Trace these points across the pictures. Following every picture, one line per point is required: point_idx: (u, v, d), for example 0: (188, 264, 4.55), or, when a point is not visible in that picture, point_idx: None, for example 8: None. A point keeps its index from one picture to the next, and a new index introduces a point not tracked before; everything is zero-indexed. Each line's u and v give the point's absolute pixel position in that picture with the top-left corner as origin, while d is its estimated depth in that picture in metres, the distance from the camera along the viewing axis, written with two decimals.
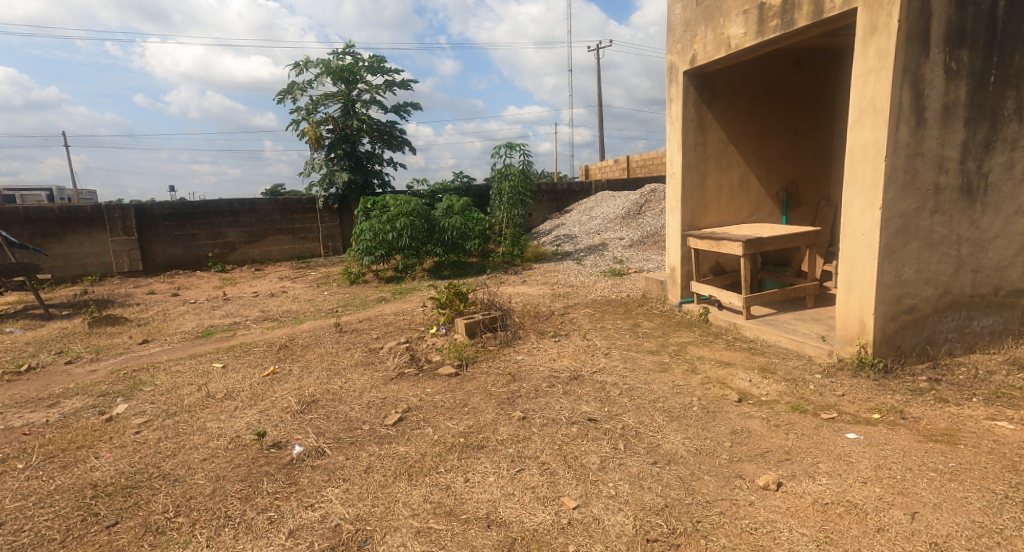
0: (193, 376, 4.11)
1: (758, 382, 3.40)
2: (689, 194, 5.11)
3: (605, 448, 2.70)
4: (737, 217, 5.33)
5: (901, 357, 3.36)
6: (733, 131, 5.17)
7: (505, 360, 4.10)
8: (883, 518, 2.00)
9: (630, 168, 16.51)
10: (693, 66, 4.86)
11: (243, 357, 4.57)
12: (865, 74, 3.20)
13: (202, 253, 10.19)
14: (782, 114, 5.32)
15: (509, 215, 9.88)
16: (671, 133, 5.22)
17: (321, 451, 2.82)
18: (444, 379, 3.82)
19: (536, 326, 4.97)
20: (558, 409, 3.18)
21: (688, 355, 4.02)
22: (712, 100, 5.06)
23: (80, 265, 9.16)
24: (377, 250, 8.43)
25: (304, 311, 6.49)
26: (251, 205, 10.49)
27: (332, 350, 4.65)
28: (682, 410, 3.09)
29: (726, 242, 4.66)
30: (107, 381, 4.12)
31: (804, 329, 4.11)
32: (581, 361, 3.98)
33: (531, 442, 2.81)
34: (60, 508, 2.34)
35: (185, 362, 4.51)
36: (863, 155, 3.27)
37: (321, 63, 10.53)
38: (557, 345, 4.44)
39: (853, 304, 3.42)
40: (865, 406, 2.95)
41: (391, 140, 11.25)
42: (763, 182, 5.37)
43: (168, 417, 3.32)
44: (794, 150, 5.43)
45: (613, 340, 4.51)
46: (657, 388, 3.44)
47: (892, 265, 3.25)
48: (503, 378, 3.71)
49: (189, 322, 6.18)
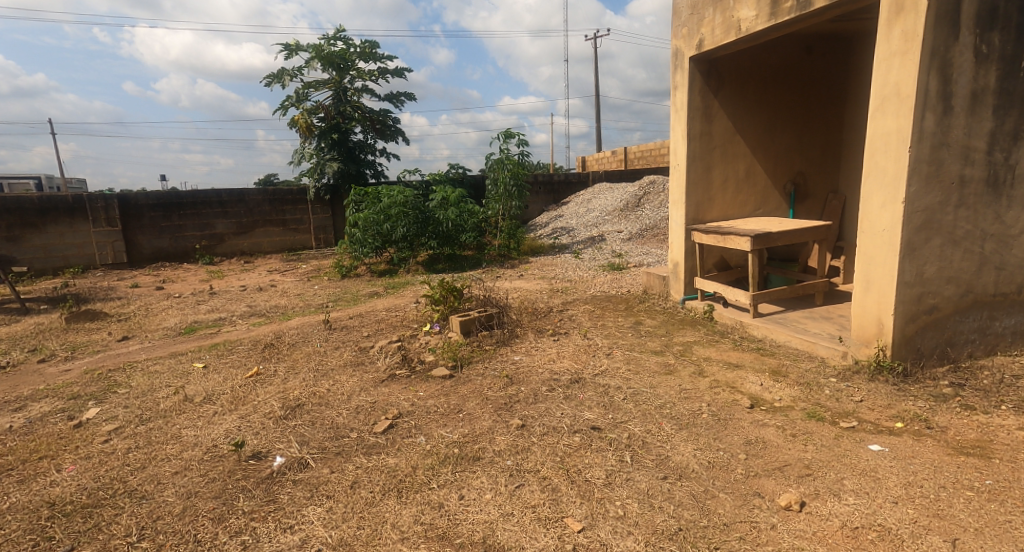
0: (171, 377, 3.89)
1: (770, 387, 3.21)
2: (694, 186, 4.93)
3: (611, 461, 2.51)
4: (743, 211, 5.15)
5: (921, 359, 3.17)
6: (739, 121, 4.98)
7: (503, 362, 3.88)
8: (921, 546, 1.82)
9: (629, 159, 16.31)
10: (700, 51, 4.64)
11: (226, 356, 4.34)
12: (890, 57, 2.98)
13: (189, 245, 9.93)
14: (791, 103, 5.10)
15: (505, 207, 9.61)
16: (675, 122, 5.02)
17: (304, 463, 2.62)
18: (438, 382, 3.61)
19: (534, 324, 4.76)
20: (559, 416, 2.98)
21: (694, 356, 3.83)
22: (718, 87, 4.85)
23: (61, 257, 8.90)
24: (371, 242, 8.19)
25: (292, 306, 6.25)
26: (239, 195, 10.20)
27: (320, 349, 4.44)
28: (690, 418, 2.90)
29: (733, 237, 4.47)
30: (80, 382, 3.90)
31: (815, 328, 3.93)
32: (582, 363, 3.77)
33: (531, 453, 2.61)
34: (11, 530, 2.13)
35: (164, 361, 4.29)
36: (884, 145, 3.07)
37: (311, 48, 10.21)
38: (557, 344, 4.24)
39: (871, 304, 3.23)
40: (887, 414, 2.75)
41: (383, 130, 10.98)
42: (770, 174, 5.18)
43: (142, 424, 3.11)
44: (803, 140, 5.21)
45: (615, 340, 4.32)
46: (663, 392, 3.25)
47: (913, 263, 3.06)
48: (500, 382, 3.50)
49: (172, 317, 5.95)
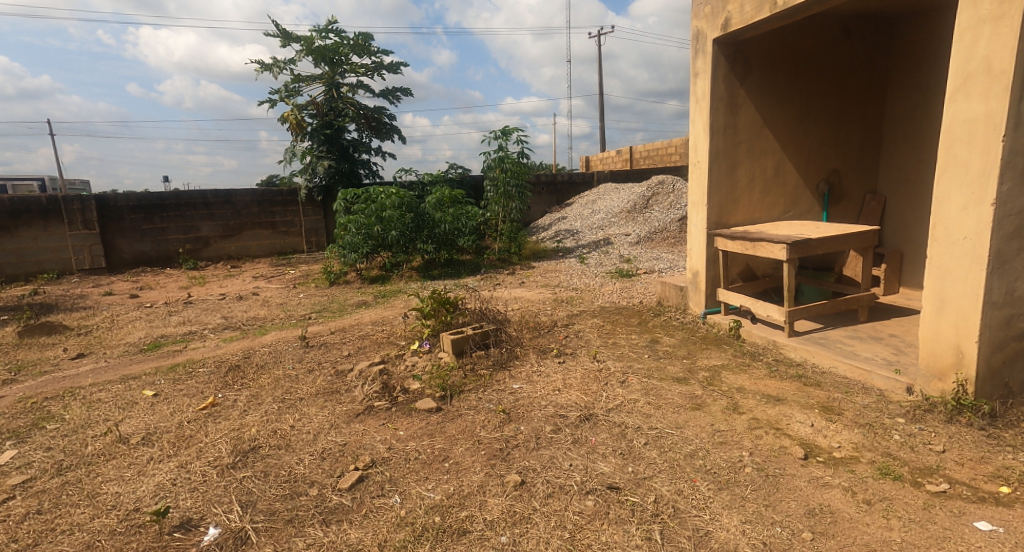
0: (112, 409, 3.33)
1: (824, 429, 2.62)
2: (717, 186, 4.37)
3: (635, 540, 1.95)
4: (771, 214, 4.58)
5: (1011, 397, 2.59)
6: (769, 113, 4.41)
7: (499, 392, 3.30)
8: None
9: (635, 159, 15.75)
10: (725, 32, 4.07)
11: (183, 381, 3.78)
12: (977, 25, 2.42)
13: (173, 249, 9.39)
14: (826, 92, 4.53)
15: (506, 209, 9.03)
16: (695, 114, 4.46)
17: (242, 538, 2.09)
18: (422, 418, 3.04)
19: (536, 343, 4.18)
20: (567, 468, 2.42)
21: (724, 386, 3.24)
22: (745, 73, 4.29)
23: (34, 262, 8.38)
24: (361, 247, 7.62)
25: (272, 319, 5.70)
26: (226, 196, 9.65)
27: (291, 372, 3.87)
28: (731, 472, 2.33)
29: (764, 244, 3.91)
30: (8, 414, 3.34)
31: (866, 352, 3.36)
32: (594, 395, 3.19)
33: (531, 526, 2.06)
34: None
35: (112, 387, 3.74)
36: (967, 134, 2.50)
37: (302, 41, 9.68)
38: (562, 369, 3.66)
39: (945, 327, 2.66)
40: (984, 473, 2.18)
41: (378, 127, 10.43)
42: (802, 172, 4.61)
43: (57, 475, 2.55)
44: (839, 134, 4.63)
45: (629, 363, 3.74)
46: (692, 435, 2.67)
47: (1003, 279, 2.49)
48: (495, 419, 2.93)
49: (138, 331, 5.40)
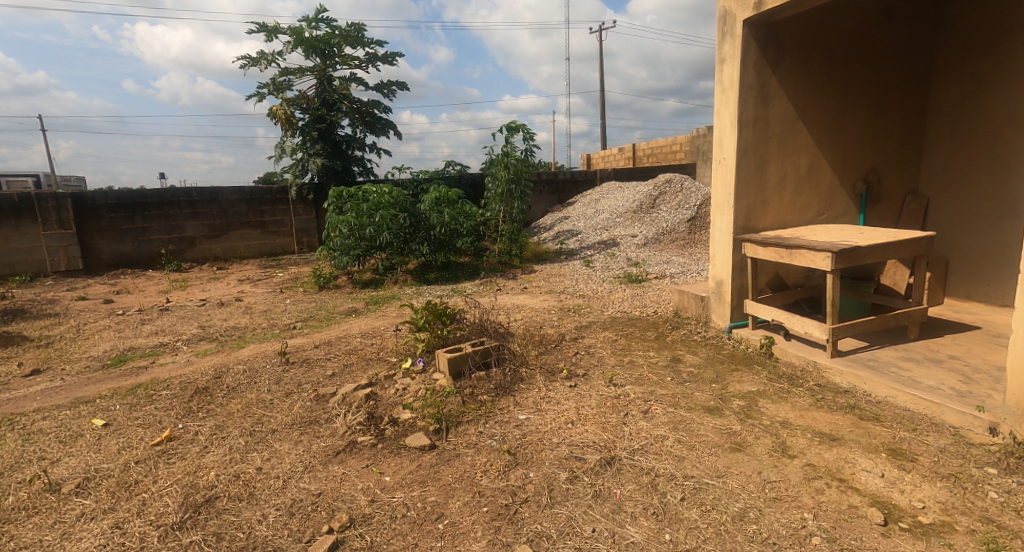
0: (52, 444, 2.85)
1: (898, 482, 2.16)
2: (745, 186, 3.90)
3: None
4: (804, 217, 4.11)
5: None
6: (803, 104, 3.94)
7: (503, 426, 2.83)
8: None
9: (637, 157, 15.29)
10: (759, 12, 3.58)
11: (142, 407, 3.30)
12: None
13: (155, 249, 8.90)
14: (866, 82, 4.06)
15: (507, 208, 8.55)
16: (720, 105, 3.98)
17: None
18: (413, 458, 2.58)
19: (544, 362, 3.70)
20: (591, 536, 1.96)
21: (765, 419, 2.78)
22: (778, 60, 3.81)
23: (6, 264, 7.87)
24: (354, 249, 7.21)
25: (253, 328, 5.22)
26: (212, 194, 9.17)
27: (265, 396, 3.40)
28: (796, 544, 1.88)
29: (801, 252, 3.43)
30: None
31: (929, 378, 2.90)
32: (614, 430, 2.72)
33: None
34: None
35: (59, 414, 3.26)
36: None
37: (292, 31, 9.17)
38: (574, 395, 3.18)
39: None
40: None
41: (373, 122, 9.94)
42: (838, 170, 4.13)
43: None
44: (878, 129, 4.17)
45: (651, 387, 3.27)
46: (739, 487, 2.21)
47: None
48: (499, 463, 2.46)
49: (105, 342, 4.92)
